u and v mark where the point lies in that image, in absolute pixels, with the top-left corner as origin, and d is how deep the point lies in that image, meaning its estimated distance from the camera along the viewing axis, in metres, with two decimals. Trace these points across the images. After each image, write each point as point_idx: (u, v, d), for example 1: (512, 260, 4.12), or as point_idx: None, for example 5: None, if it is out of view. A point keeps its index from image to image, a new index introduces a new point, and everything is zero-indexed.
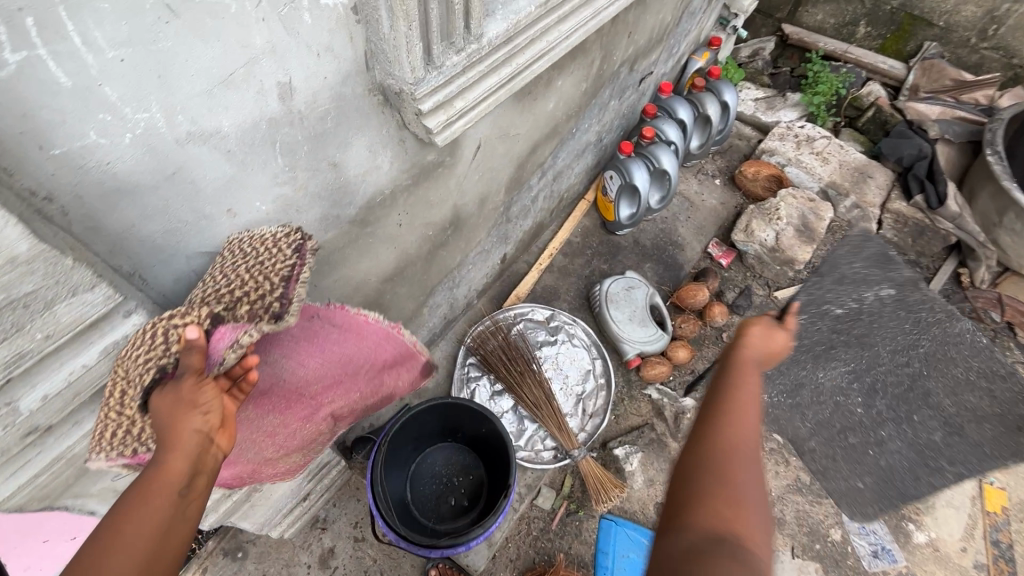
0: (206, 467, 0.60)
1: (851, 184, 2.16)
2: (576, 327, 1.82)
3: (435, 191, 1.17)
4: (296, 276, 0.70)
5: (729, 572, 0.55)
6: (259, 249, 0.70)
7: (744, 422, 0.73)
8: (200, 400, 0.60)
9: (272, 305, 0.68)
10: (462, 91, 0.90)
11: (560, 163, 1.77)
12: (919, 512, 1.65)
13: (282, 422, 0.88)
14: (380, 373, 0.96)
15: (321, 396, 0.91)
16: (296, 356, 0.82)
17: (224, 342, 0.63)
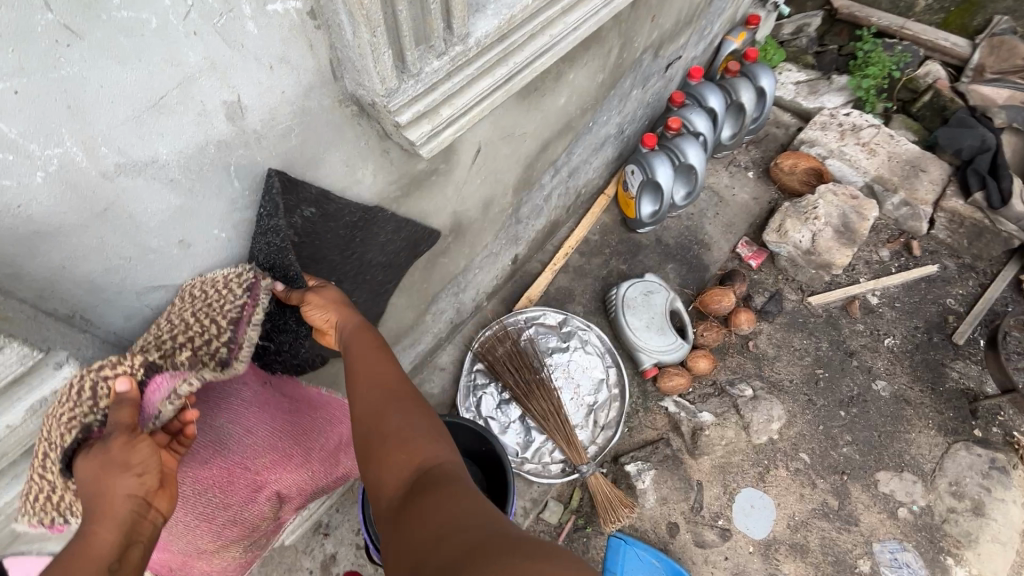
0: (142, 536, 0.54)
1: (901, 179, 1.97)
2: (590, 333, 1.72)
3: (430, 200, 1.08)
4: (246, 319, 0.70)
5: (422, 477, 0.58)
6: (206, 292, 0.68)
7: (404, 405, 0.70)
8: (132, 461, 0.54)
9: (218, 352, 0.68)
10: (449, 97, 0.80)
11: (575, 158, 1.66)
12: (959, 546, 1.52)
13: (221, 505, 0.84)
14: (328, 449, 1.01)
15: (266, 475, 0.88)
16: (246, 419, 0.84)
17: (159, 394, 0.59)
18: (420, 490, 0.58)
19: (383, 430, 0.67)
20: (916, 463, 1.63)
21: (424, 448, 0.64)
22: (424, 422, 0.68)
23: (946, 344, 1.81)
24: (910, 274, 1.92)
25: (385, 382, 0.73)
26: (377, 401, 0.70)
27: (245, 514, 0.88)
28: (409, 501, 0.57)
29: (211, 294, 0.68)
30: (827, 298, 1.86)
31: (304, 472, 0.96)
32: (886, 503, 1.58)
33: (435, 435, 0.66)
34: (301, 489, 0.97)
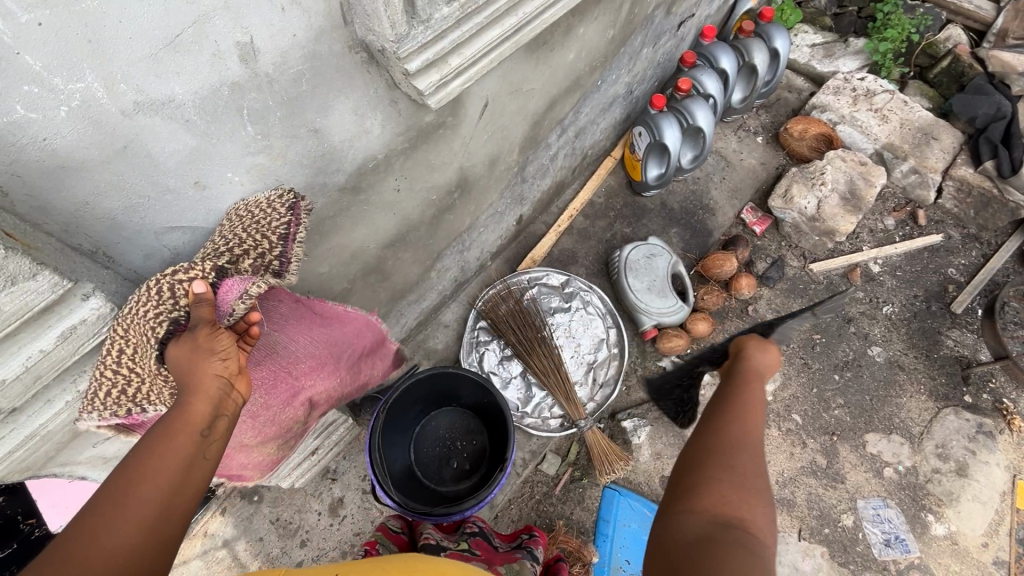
0: (227, 411, 0.59)
1: (912, 146, 1.95)
2: (592, 294, 1.74)
3: (437, 154, 1.09)
4: (292, 236, 0.72)
5: (739, 553, 0.58)
6: (253, 212, 0.71)
7: (744, 452, 0.69)
8: (217, 347, 0.59)
9: (272, 264, 0.71)
10: (458, 47, 0.81)
11: (582, 118, 1.65)
12: (941, 504, 1.58)
13: (265, 403, 0.89)
14: (357, 361, 1.07)
15: (306, 377, 0.94)
16: (291, 329, 0.89)
17: (233, 294, 0.62)
18: (724, 547, 0.58)
19: (715, 459, 0.68)
20: (905, 427, 1.67)
21: (745, 519, 0.62)
22: (760, 493, 0.65)
23: (945, 313, 1.82)
24: (914, 243, 1.92)
25: (747, 417, 0.74)
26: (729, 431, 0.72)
27: (283, 413, 0.94)
28: (715, 552, 0.58)
29: (259, 212, 0.71)
30: (828, 265, 1.87)
31: (335, 380, 1.02)
32: (872, 464, 1.63)
33: (761, 517, 0.63)
34: (330, 395, 1.04)
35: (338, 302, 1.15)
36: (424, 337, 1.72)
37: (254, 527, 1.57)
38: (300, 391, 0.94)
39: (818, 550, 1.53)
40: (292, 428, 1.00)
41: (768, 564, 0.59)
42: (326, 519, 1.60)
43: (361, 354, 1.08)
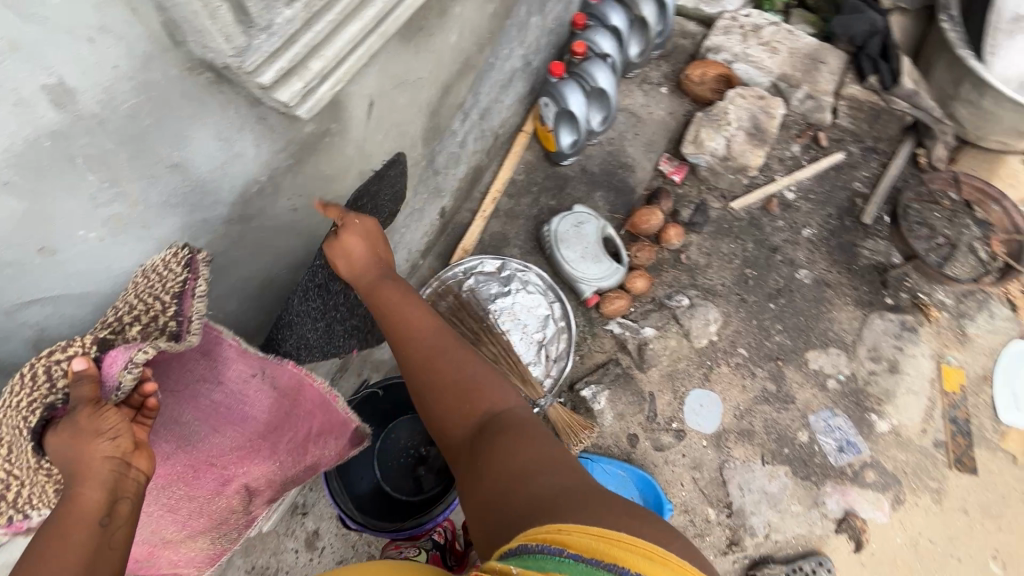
0: (127, 492, 0.60)
1: (803, 73, 2.03)
2: (528, 273, 1.73)
3: (329, 163, 1.03)
4: (189, 292, 0.71)
5: (506, 434, 0.76)
6: (148, 277, 0.70)
7: (455, 359, 0.90)
8: (102, 427, 0.59)
9: (168, 326, 0.71)
10: (316, 49, 0.76)
11: (484, 98, 1.61)
12: (881, 402, 1.68)
13: (187, 494, 0.88)
14: (306, 446, 1.02)
15: (232, 467, 0.92)
16: (213, 416, 0.88)
17: (116, 365, 0.62)
18: (492, 431, 0.78)
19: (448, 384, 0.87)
20: (839, 338, 1.77)
21: (487, 408, 0.83)
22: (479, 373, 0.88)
23: (857, 225, 1.92)
24: (820, 164, 2.00)
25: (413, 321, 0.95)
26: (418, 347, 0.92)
27: (210, 497, 0.92)
28: (488, 438, 0.77)
29: (152, 277, 0.70)
30: (748, 201, 1.93)
31: (272, 466, 0.99)
32: (816, 379, 1.72)
33: (498, 391, 0.86)
34: (271, 480, 1.00)
35: (259, 337, 1.09)
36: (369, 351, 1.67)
37: None
38: (226, 480, 0.92)
39: (782, 470, 1.60)
40: (229, 518, 0.97)
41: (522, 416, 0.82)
42: (305, 555, 1.55)
43: (311, 436, 1.02)
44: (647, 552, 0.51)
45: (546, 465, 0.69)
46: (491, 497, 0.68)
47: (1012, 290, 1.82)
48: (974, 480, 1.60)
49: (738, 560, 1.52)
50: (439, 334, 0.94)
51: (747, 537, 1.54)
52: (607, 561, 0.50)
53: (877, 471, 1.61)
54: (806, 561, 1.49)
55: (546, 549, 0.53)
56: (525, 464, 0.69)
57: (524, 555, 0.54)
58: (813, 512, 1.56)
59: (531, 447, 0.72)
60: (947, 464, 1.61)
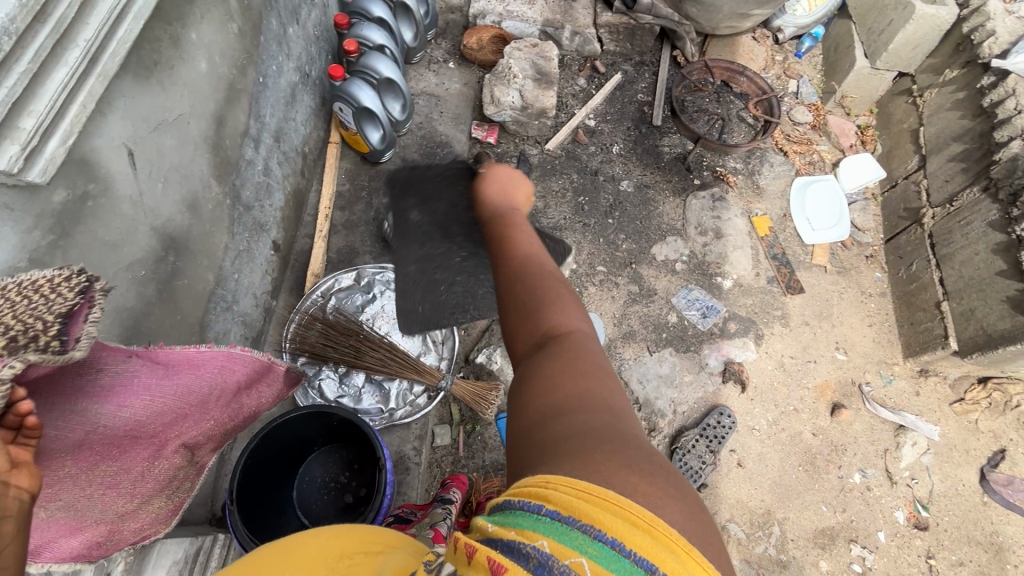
0: (8, 513, 0.48)
1: (563, 15, 2.23)
2: (386, 273, 1.73)
3: (108, 227, 0.95)
4: (81, 315, 0.61)
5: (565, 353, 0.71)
6: (23, 292, 0.58)
7: (535, 276, 0.87)
8: None
9: (50, 346, 0.57)
10: (21, 105, 0.69)
11: (271, 119, 1.56)
12: (721, 265, 1.94)
13: (122, 470, 0.80)
14: (227, 398, 1.00)
15: (163, 433, 0.86)
16: (120, 398, 0.76)
17: None
18: (549, 349, 0.73)
19: (519, 295, 0.84)
20: (672, 227, 2.00)
21: (547, 329, 0.77)
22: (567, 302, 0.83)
23: (652, 129, 2.17)
24: (606, 88, 2.22)
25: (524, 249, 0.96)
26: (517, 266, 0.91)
27: (153, 471, 0.87)
28: (543, 357, 0.72)
29: (33, 298, 0.58)
30: (558, 138, 2.09)
31: (205, 422, 0.96)
32: (666, 266, 1.93)
33: (568, 315, 0.79)
34: (205, 434, 0.98)
35: None
36: None
37: None
38: (160, 447, 0.87)
39: (667, 352, 1.79)
40: (173, 478, 0.93)
41: (582, 345, 0.74)
42: None
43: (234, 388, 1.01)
44: (637, 523, 0.44)
45: (585, 404, 0.62)
46: (535, 418, 0.63)
47: (779, 140, 2.19)
48: (804, 297, 1.92)
49: (661, 441, 1.69)
50: (533, 259, 0.93)
51: (661, 420, 1.70)
52: (591, 526, 0.44)
53: (736, 320, 1.86)
54: (711, 416, 1.70)
55: (523, 505, 0.47)
56: (566, 400, 0.63)
57: (505, 510, 0.48)
58: (702, 375, 1.77)
59: (577, 386, 0.65)
60: (782, 293, 1.92)
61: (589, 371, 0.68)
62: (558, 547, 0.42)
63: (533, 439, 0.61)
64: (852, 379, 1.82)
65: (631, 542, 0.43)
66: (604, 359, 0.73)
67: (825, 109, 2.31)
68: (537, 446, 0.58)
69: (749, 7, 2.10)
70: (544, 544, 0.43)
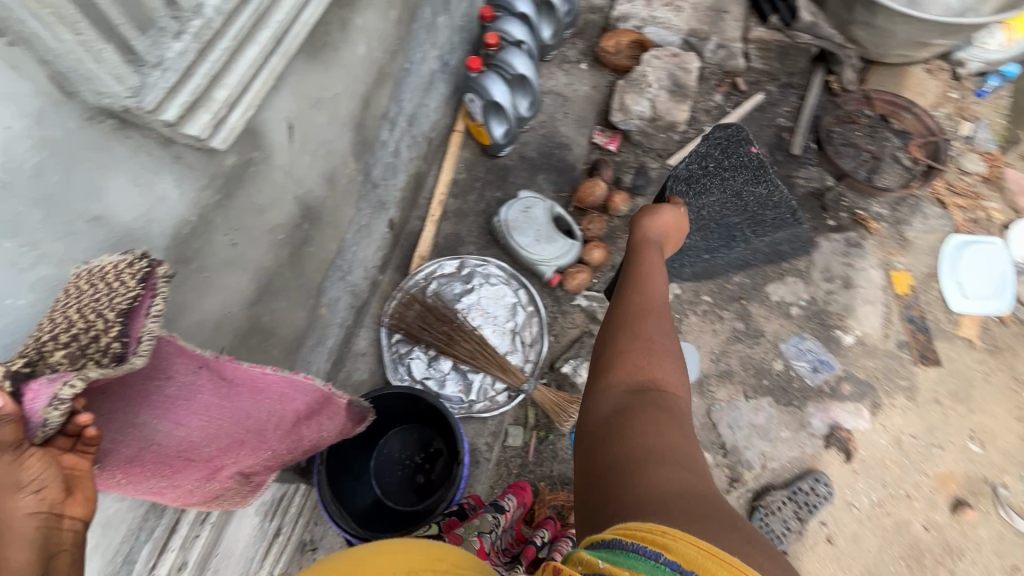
0: (64, 546, 0.47)
1: (709, 26, 2.11)
2: (488, 266, 1.75)
3: (261, 193, 1.03)
4: (143, 309, 0.58)
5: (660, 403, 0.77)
6: (92, 285, 0.57)
7: (651, 314, 0.93)
8: (22, 479, 0.45)
9: (111, 347, 0.55)
10: (217, 78, 0.76)
11: (408, 104, 1.62)
12: (843, 318, 1.76)
13: (171, 483, 0.75)
14: (286, 426, 0.91)
15: (216, 456, 0.78)
16: (176, 414, 0.69)
17: (40, 401, 0.48)
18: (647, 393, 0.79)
19: (628, 326, 0.91)
20: (793, 267, 1.84)
21: (652, 372, 0.83)
22: (670, 358, 0.86)
23: (788, 158, 2.01)
24: (744, 107, 2.08)
25: (653, 294, 0.97)
26: (638, 308, 0.94)
27: (204, 487, 0.81)
28: (639, 404, 0.77)
29: (99, 287, 0.56)
30: (683, 155, 1.99)
31: (261, 451, 0.87)
32: (780, 309, 1.78)
33: (668, 369, 0.84)
34: (263, 461, 0.90)
35: None
36: (346, 374, 1.65)
37: None
38: (212, 469, 0.79)
39: (765, 401, 1.66)
40: (222, 495, 0.86)
41: (677, 403, 0.80)
42: None
43: (292, 419, 0.92)
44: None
45: (682, 467, 0.67)
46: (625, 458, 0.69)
47: (939, 189, 1.93)
48: (939, 371, 1.69)
49: (742, 494, 1.57)
50: (663, 294, 0.98)
51: (746, 472, 1.58)
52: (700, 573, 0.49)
53: (852, 382, 1.68)
54: (805, 481, 1.55)
55: (635, 548, 0.52)
56: (663, 447, 0.70)
57: (612, 549, 0.53)
58: (802, 434, 1.62)
59: (668, 439, 0.71)
60: (913, 362, 1.70)
61: (678, 427, 0.74)
62: None
63: (621, 480, 0.67)
64: (985, 476, 1.58)
65: None
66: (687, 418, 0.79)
67: (1003, 160, 2.01)
68: (636, 494, 0.63)
69: (930, 37, 1.87)
70: None
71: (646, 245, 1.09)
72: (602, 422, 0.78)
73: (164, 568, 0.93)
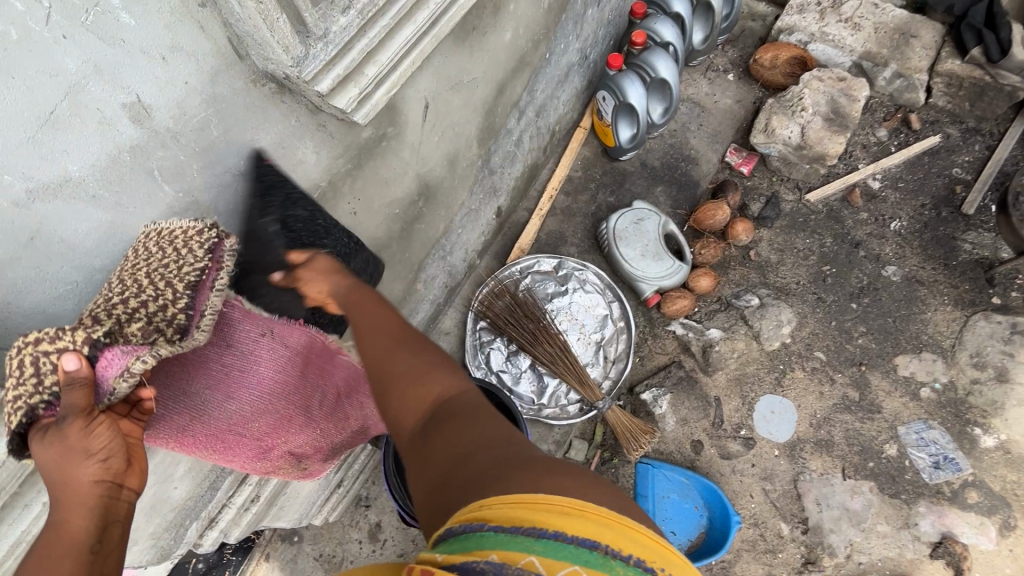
0: (117, 516, 0.55)
1: (892, 50, 1.84)
2: (586, 272, 1.68)
3: (387, 167, 1.05)
4: (207, 282, 0.63)
5: (452, 421, 0.58)
6: (164, 251, 0.62)
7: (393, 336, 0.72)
8: (92, 449, 0.52)
9: (176, 319, 0.61)
10: (371, 54, 0.77)
11: (540, 95, 1.58)
12: (986, 415, 1.50)
13: (225, 456, 0.78)
14: (334, 400, 0.93)
15: (267, 435, 0.81)
16: (229, 387, 0.73)
17: (112, 371, 0.54)
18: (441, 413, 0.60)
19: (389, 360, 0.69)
20: (935, 342, 1.59)
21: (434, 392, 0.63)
22: (435, 369, 0.66)
23: (956, 216, 1.72)
24: (912, 149, 1.81)
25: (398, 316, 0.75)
26: (374, 336, 0.72)
27: (254, 461, 0.84)
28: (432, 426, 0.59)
29: (171, 252, 0.62)
30: (826, 192, 1.78)
31: (312, 432, 0.89)
32: (907, 386, 1.56)
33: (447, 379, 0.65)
34: (316, 444, 0.92)
35: None
36: None
37: (300, 568, 1.50)
38: (265, 447, 0.82)
39: (866, 486, 1.47)
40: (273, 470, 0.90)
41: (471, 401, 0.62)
42: (368, 547, 1.52)
43: (337, 395, 0.94)
44: (568, 510, 0.40)
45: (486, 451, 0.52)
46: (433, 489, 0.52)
47: None
48: None
49: None
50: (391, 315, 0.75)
51: (826, 557, 1.42)
52: (531, 525, 0.39)
53: (981, 491, 1.44)
54: None
55: (465, 528, 0.41)
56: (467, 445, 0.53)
57: (447, 540, 0.42)
58: (904, 534, 1.42)
59: (470, 435, 0.55)
60: None
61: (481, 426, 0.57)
62: (508, 554, 0.37)
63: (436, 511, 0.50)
64: None
65: (574, 528, 0.39)
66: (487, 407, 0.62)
67: None
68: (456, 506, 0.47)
69: None
70: (494, 557, 0.37)
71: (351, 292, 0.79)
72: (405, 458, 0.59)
73: (239, 499, 1.01)
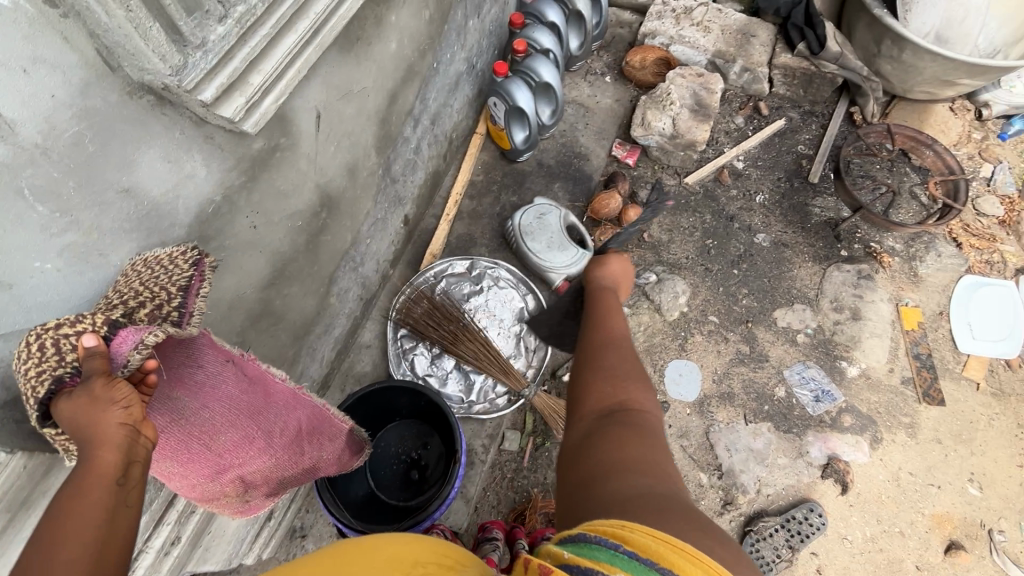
0: (138, 457, 0.59)
1: (737, 48, 2.11)
2: (498, 269, 1.75)
3: (283, 179, 1.04)
4: (195, 288, 0.71)
5: (629, 423, 0.77)
6: (151, 269, 0.71)
7: (616, 350, 0.92)
8: (115, 397, 0.58)
9: (170, 316, 0.69)
10: (254, 63, 0.78)
11: (432, 103, 1.64)
12: (849, 349, 1.76)
13: (182, 473, 0.79)
14: (294, 433, 0.96)
15: (229, 454, 0.83)
16: (205, 397, 0.77)
17: (128, 344, 0.62)
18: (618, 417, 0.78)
19: (600, 364, 0.89)
20: (803, 294, 1.84)
21: (623, 399, 0.81)
22: (635, 378, 0.85)
23: (805, 185, 2.01)
24: (764, 132, 2.08)
25: (612, 329, 0.97)
26: (602, 338, 0.95)
27: (210, 484, 0.84)
28: (608, 424, 0.77)
29: (160, 269, 0.71)
30: (700, 175, 2.00)
31: (267, 459, 0.91)
32: (786, 335, 1.78)
33: (641, 396, 0.83)
34: (267, 474, 0.93)
35: None
36: (349, 365, 1.66)
37: None
38: (224, 467, 0.83)
39: (765, 427, 1.65)
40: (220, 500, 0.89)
41: (647, 421, 0.78)
42: None
43: (299, 431, 0.97)
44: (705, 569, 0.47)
45: (645, 475, 0.66)
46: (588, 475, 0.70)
47: (955, 229, 1.92)
48: (942, 411, 1.68)
49: (736, 517, 1.56)
50: (625, 333, 0.97)
51: (740, 495, 1.58)
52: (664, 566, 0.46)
53: (853, 415, 1.67)
54: (799, 510, 1.54)
55: (601, 540, 0.50)
56: (621, 461, 0.69)
57: (580, 542, 0.52)
58: (799, 462, 1.62)
59: (629, 453, 0.70)
60: (917, 400, 1.69)
61: (642, 445, 0.72)
62: None
63: (585, 496, 0.67)
64: (982, 520, 1.57)
65: None
66: (660, 440, 0.76)
67: None
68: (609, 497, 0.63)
69: (957, 75, 1.88)
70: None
71: (603, 295, 1.08)
72: (576, 439, 0.79)
73: (158, 541, 0.95)
